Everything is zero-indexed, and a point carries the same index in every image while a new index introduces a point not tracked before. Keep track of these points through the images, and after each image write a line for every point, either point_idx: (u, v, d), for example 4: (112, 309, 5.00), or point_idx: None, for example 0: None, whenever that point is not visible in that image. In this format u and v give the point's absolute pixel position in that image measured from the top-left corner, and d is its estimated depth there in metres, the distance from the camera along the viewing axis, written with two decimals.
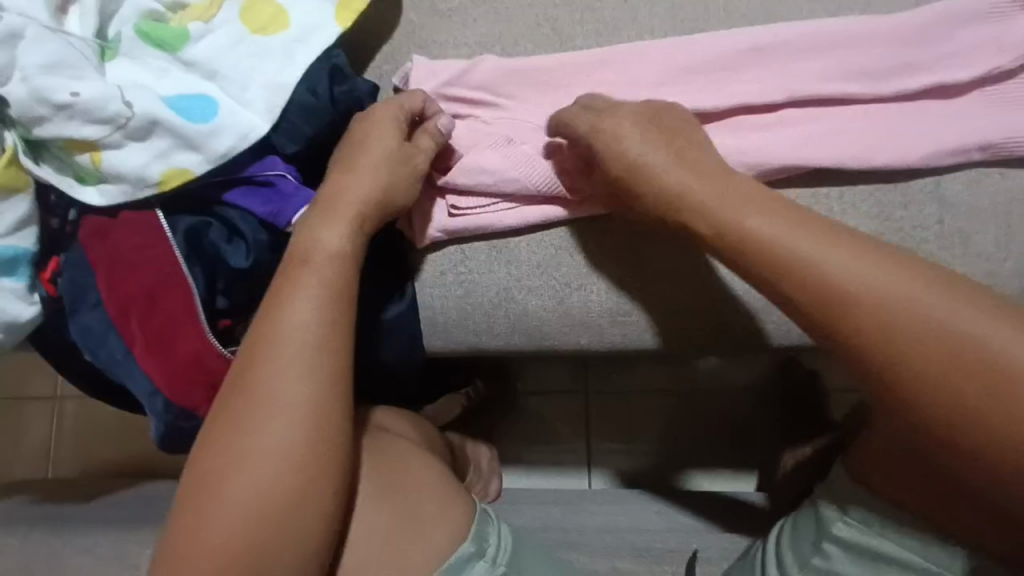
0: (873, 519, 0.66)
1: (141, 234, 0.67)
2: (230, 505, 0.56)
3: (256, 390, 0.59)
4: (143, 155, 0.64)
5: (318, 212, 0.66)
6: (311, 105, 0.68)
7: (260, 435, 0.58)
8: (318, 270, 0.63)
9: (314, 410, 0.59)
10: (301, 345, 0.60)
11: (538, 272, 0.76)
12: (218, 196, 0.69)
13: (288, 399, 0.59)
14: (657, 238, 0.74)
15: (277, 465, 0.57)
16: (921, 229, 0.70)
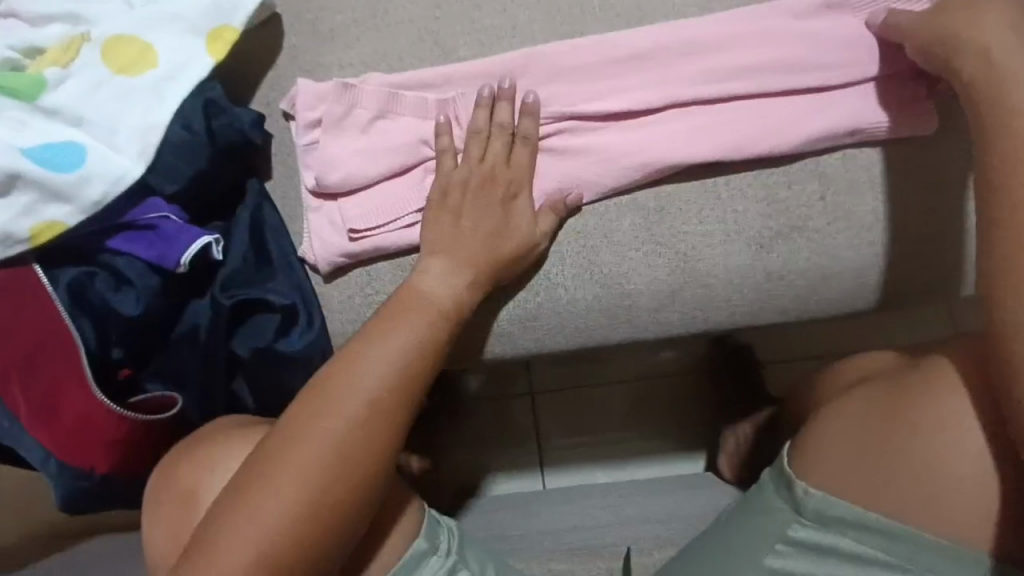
0: (824, 513, 0.61)
1: (17, 294, 0.64)
2: (267, 512, 0.55)
3: (328, 423, 0.58)
4: (6, 212, 0.62)
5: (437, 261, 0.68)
6: (188, 143, 0.68)
7: (308, 469, 0.57)
8: (415, 310, 0.65)
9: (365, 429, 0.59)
10: (375, 389, 0.60)
11: None
12: (101, 244, 0.67)
13: (354, 438, 0.59)
14: (563, 239, 0.74)
15: (305, 508, 0.56)
16: (802, 206, 0.72)
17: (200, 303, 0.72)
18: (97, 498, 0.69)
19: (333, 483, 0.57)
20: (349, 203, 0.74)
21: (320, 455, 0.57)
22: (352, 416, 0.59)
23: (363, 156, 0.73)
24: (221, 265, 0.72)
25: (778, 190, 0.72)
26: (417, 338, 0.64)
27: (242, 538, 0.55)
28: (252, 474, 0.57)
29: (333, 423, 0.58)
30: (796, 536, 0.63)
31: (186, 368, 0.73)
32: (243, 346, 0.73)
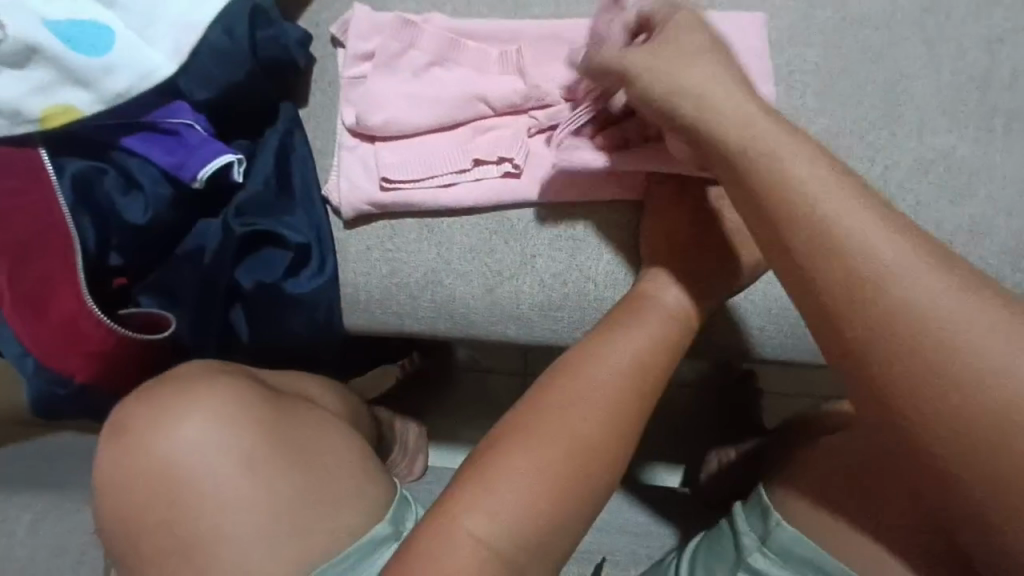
0: (791, 551, 0.59)
1: (19, 176, 0.59)
2: (490, 515, 0.50)
3: (590, 401, 0.56)
4: (20, 86, 0.56)
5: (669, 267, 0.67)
6: (225, 48, 0.61)
7: (561, 444, 0.54)
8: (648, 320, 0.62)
9: (620, 428, 0.56)
10: (612, 377, 0.58)
11: (468, 257, 0.71)
12: (115, 140, 0.62)
13: (592, 427, 0.55)
14: (601, 231, 0.70)
15: (563, 481, 0.52)
16: None
17: (209, 222, 0.67)
18: (74, 406, 0.64)
19: (592, 463, 0.54)
20: (388, 149, 0.70)
21: (595, 437, 0.55)
22: (589, 408, 0.56)
23: (410, 103, 0.68)
24: (241, 187, 0.67)
25: None
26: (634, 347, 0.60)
27: (493, 508, 0.51)
28: (522, 445, 0.53)
29: (587, 399, 0.56)
30: (755, 565, 0.60)
31: (185, 288, 0.68)
32: (248, 278, 0.68)
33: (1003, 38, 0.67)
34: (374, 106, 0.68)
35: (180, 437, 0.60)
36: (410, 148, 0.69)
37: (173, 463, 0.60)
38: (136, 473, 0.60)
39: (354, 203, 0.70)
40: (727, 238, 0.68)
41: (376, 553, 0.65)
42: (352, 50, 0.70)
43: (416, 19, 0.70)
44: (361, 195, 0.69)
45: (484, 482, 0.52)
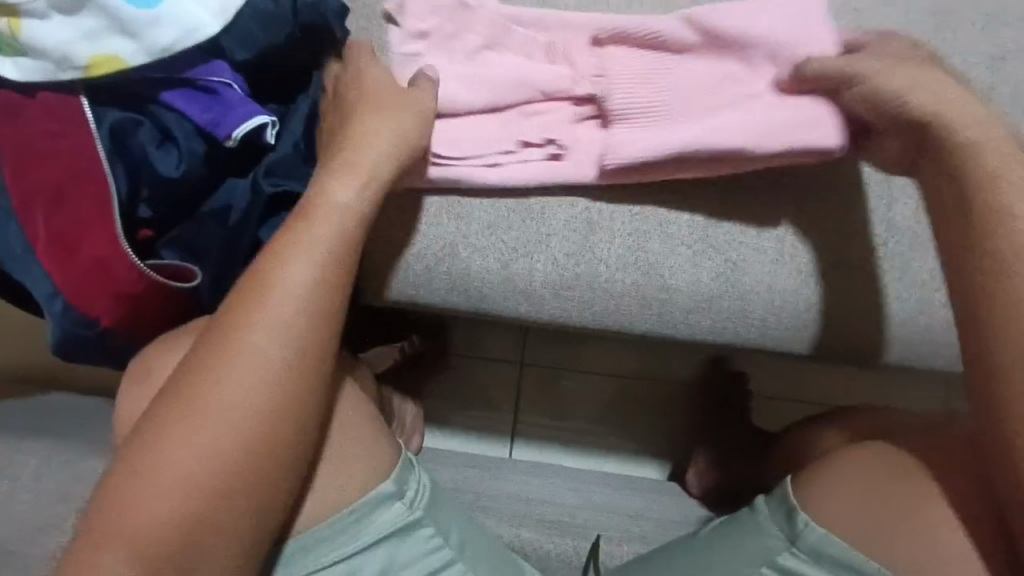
0: (822, 552, 0.61)
1: (61, 120, 0.60)
2: (194, 447, 0.50)
3: (252, 356, 0.52)
4: (69, 33, 0.58)
5: (336, 177, 0.57)
6: (270, 13, 0.64)
7: (240, 401, 0.51)
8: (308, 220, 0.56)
9: (296, 330, 0.53)
10: (287, 319, 0.53)
11: (486, 233, 0.74)
12: (153, 95, 0.64)
13: (267, 341, 0.52)
14: (615, 215, 0.73)
15: (250, 405, 0.51)
16: (857, 246, 0.71)
17: (238, 182, 0.69)
18: (99, 348, 0.65)
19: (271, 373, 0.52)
20: (437, 128, 0.71)
21: (270, 350, 0.52)
22: (261, 322, 0.52)
23: (459, 81, 0.71)
24: (272, 149, 0.69)
25: (839, 225, 0.72)
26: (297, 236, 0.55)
27: (189, 456, 0.49)
28: (183, 394, 0.51)
29: (255, 357, 0.52)
30: (783, 563, 0.62)
31: (208, 244, 0.70)
32: (273, 240, 0.70)
33: (1002, 58, 0.72)
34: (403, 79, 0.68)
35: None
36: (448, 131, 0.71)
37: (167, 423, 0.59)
38: (132, 428, 0.60)
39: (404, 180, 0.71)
40: (735, 230, 0.72)
41: (378, 514, 0.64)
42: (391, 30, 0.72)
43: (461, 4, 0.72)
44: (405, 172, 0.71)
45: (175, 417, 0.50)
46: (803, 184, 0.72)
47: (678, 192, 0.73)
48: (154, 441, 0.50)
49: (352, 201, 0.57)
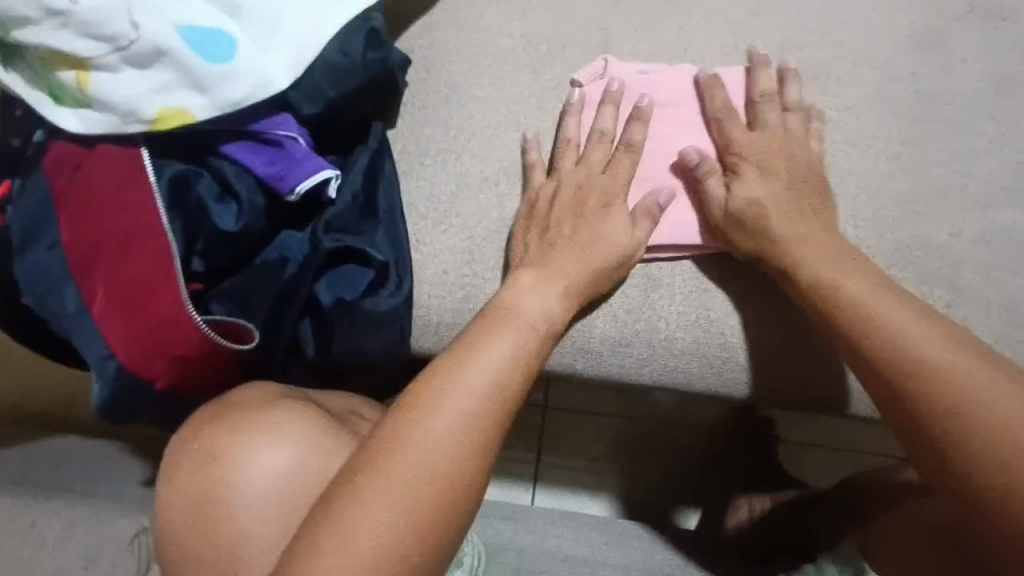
0: None
1: (122, 173, 0.58)
2: (367, 529, 0.47)
3: (440, 435, 0.51)
4: (139, 87, 0.55)
5: (530, 280, 0.63)
6: (341, 67, 0.62)
7: (420, 482, 0.49)
8: (509, 324, 0.59)
9: (483, 424, 0.53)
10: (481, 405, 0.53)
11: None
12: (216, 146, 0.62)
13: (460, 430, 0.52)
14: (675, 271, 0.72)
15: (430, 495, 0.49)
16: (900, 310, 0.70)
17: (293, 235, 0.68)
18: (145, 408, 0.62)
19: (461, 465, 0.51)
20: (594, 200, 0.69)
21: (462, 439, 0.51)
22: (457, 411, 0.52)
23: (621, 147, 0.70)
24: (331, 203, 0.67)
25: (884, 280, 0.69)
26: (497, 337, 0.57)
27: (363, 539, 0.47)
28: (356, 478, 0.49)
29: (440, 444, 0.51)
30: None
31: (261, 296, 0.66)
32: (327, 294, 0.68)
33: None
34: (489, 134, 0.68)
35: (261, 466, 0.59)
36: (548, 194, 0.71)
37: (244, 492, 0.58)
38: (204, 502, 0.58)
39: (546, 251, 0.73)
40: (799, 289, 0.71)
41: None
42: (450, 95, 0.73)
43: (601, 65, 0.73)
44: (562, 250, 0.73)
45: (354, 494, 0.48)
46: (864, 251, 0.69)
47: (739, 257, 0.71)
48: (318, 535, 0.47)
49: (544, 308, 0.61)
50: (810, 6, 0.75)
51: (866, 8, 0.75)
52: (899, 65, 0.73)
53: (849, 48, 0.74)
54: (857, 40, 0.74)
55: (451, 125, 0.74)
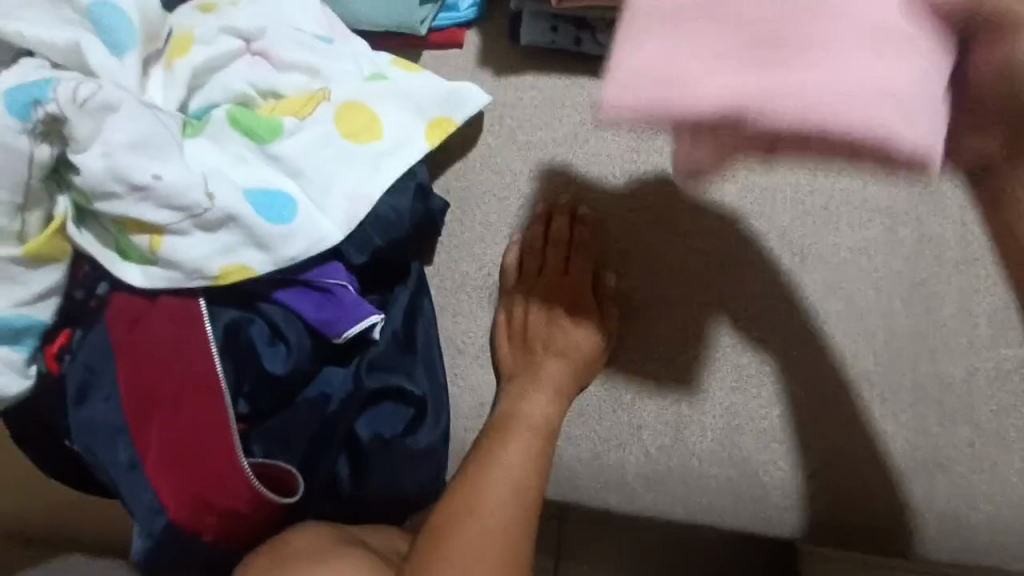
0: None
1: (178, 327, 0.60)
2: None
3: (470, 552, 0.62)
4: (207, 248, 0.59)
5: (522, 392, 0.72)
6: (389, 221, 0.67)
7: None
8: (512, 438, 0.69)
9: (504, 532, 0.64)
10: (500, 518, 0.64)
11: (579, 421, 0.76)
12: (268, 292, 0.65)
13: (488, 542, 0.63)
14: (704, 406, 0.75)
15: None
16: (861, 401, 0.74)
17: (333, 371, 0.69)
18: (183, 559, 0.63)
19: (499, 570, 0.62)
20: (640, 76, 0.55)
21: (492, 552, 0.63)
22: (483, 528, 0.63)
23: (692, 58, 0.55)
24: (374, 343, 0.70)
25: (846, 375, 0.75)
26: (505, 454, 0.68)
27: None
28: None
29: (474, 558, 0.62)
30: None
31: (301, 433, 0.67)
32: (367, 432, 0.69)
33: None
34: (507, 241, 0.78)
35: None
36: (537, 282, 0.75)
37: None
38: None
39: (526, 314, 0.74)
40: (825, 425, 0.74)
41: None
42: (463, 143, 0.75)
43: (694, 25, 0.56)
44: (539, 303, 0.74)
45: None
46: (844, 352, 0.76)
47: (733, 365, 0.76)
48: None
49: (540, 415, 0.70)
50: None
51: None
52: (904, 208, 0.78)
53: (854, 192, 0.79)
54: (860, 185, 0.79)
55: (486, 263, 0.78)
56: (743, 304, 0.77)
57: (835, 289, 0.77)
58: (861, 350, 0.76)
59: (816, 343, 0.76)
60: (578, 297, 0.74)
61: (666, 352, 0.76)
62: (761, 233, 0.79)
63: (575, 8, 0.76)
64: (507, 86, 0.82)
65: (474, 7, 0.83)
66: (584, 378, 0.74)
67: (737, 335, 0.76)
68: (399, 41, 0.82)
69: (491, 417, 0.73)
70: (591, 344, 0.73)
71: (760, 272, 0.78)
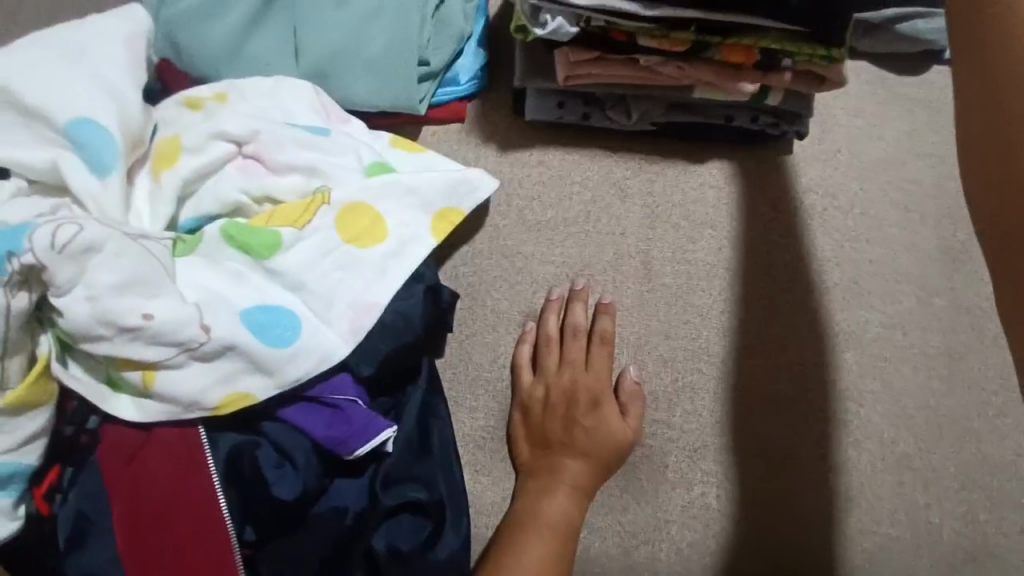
0: None
1: (177, 460, 0.57)
2: None
3: None
4: (203, 379, 0.55)
5: (542, 485, 0.67)
6: (395, 327, 0.63)
7: None
8: (534, 535, 0.64)
9: None
10: None
11: (602, 511, 0.70)
12: (273, 411, 0.61)
13: None
14: (739, 494, 0.70)
15: None
16: (901, 486, 0.70)
17: (346, 482, 0.63)
18: None
19: None
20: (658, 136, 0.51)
21: None
22: None
23: None
24: (387, 453, 0.65)
25: (885, 459, 0.71)
26: (527, 552, 0.63)
27: None
28: None
29: None
30: None
31: (313, 557, 0.61)
32: (383, 546, 0.63)
33: None
34: (527, 326, 0.74)
35: None
36: (562, 357, 0.72)
37: None
38: None
39: (549, 390, 0.70)
40: (865, 513, 0.69)
41: None
42: (483, 194, 0.70)
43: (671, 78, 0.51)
44: (563, 381, 0.70)
45: None
46: (880, 201, 0.77)
47: (766, 450, 0.71)
48: None
49: (560, 512, 0.66)
50: (843, 222, 0.77)
51: (892, 223, 0.77)
52: (935, 279, 0.75)
53: (883, 265, 0.76)
54: (889, 256, 0.76)
55: (500, 353, 0.75)
56: (771, 386, 0.73)
57: (869, 368, 0.73)
58: (900, 433, 0.71)
59: (852, 425, 0.71)
60: (601, 390, 0.70)
61: (690, 440, 0.72)
62: (788, 311, 0.75)
63: (585, 86, 0.72)
64: (512, 163, 0.79)
65: (475, 79, 0.79)
66: (609, 473, 0.69)
67: (768, 421, 0.72)
68: (397, 118, 0.79)
69: (511, 511, 0.68)
70: (621, 443, 0.69)
71: (787, 352, 0.74)
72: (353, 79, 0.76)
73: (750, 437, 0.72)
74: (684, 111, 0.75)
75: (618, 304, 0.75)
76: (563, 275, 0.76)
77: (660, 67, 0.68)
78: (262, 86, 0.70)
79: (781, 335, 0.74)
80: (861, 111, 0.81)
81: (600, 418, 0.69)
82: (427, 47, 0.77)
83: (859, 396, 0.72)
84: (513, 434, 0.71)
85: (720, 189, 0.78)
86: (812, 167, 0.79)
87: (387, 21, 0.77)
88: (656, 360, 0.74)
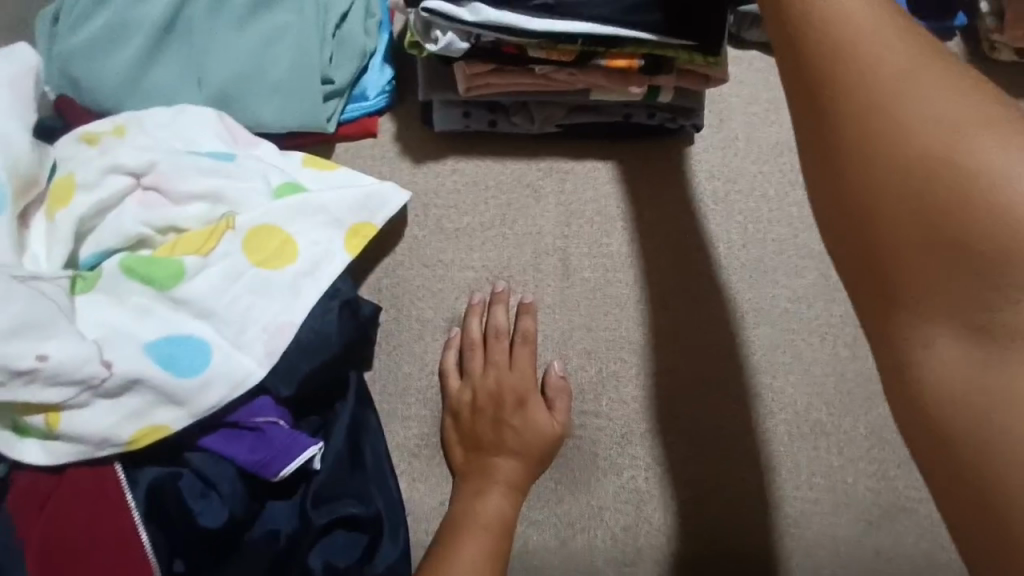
0: None
1: (92, 499, 0.56)
2: None
3: None
4: (110, 416, 0.56)
5: (476, 486, 0.69)
6: (313, 344, 0.63)
7: None
8: (469, 535, 0.65)
9: None
10: None
11: (540, 505, 0.72)
12: (195, 440, 0.61)
13: None
14: (668, 475, 0.72)
15: None
16: (816, 450, 0.73)
17: (278, 504, 0.63)
18: None
19: None
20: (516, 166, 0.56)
21: None
22: None
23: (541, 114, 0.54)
24: (317, 472, 0.64)
25: (800, 426, 0.74)
26: (460, 551, 0.64)
27: None
28: None
29: None
30: None
31: None
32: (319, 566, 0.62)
33: None
34: (452, 331, 0.75)
35: None
36: (487, 360, 0.73)
37: None
38: None
39: (475, 393, 0.72)
40: (786, 479, 0.72)
41: None
42: (393, 206, 0.70)
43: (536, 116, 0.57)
44: (488, 382, 0.72)
45: None
46: (779, 183, 0.81)
47: (690, 430, 0.74)
48: None
49: (493, 510, 0.67)
50: (746, 206, 0.80)
51: (791, 203, 0.81)
52: None
53: (786, 243, 0.79)
54: (791, 234, 0.80)
55: (428, 361, 0.75)
56: (690, 367, 0.76)
57: (779, 342, 0.77)
58: (813, 401, 0.75)
59: (767, 398, 0.75)
60: (526, 389, 0.72)
61: (617, 427, 0.74)
62: (701, 294, 0.78)
63: (486, 95, 0.74)
64: (425, 173, 0.80)
65: (383, 93, 0.81)
66: (541, 469, 0.71)
67: (690, 402, 0.75)
68: (308, 137, 0.79)
69: (448, 515, 0.69)
70: (550, 437, 0.71)
71: (703, 332, 0.77)
72: (257, 102, 0.76)
73: (674, 420, 0.74)
74: (587, 112, 0.78)
75: (541, 303, 0.77)
76: (482, 278, 0.78)
77: (555, 73, 0.72)
78: (161, 116, 0.69)
79: (697, 317, 0.77)
80: (755, 98, 0.85)
81: (526, 415, 0.71)
82: (330, 66, 0.78)
83: (773, 369, 0.76)
84: (448, 441, 0.72)
85: (630, 182, 0.81)
86: (714, 155, 0.82)
87: (289, 43, 0.77)
88: (580, 354, 0.76)
